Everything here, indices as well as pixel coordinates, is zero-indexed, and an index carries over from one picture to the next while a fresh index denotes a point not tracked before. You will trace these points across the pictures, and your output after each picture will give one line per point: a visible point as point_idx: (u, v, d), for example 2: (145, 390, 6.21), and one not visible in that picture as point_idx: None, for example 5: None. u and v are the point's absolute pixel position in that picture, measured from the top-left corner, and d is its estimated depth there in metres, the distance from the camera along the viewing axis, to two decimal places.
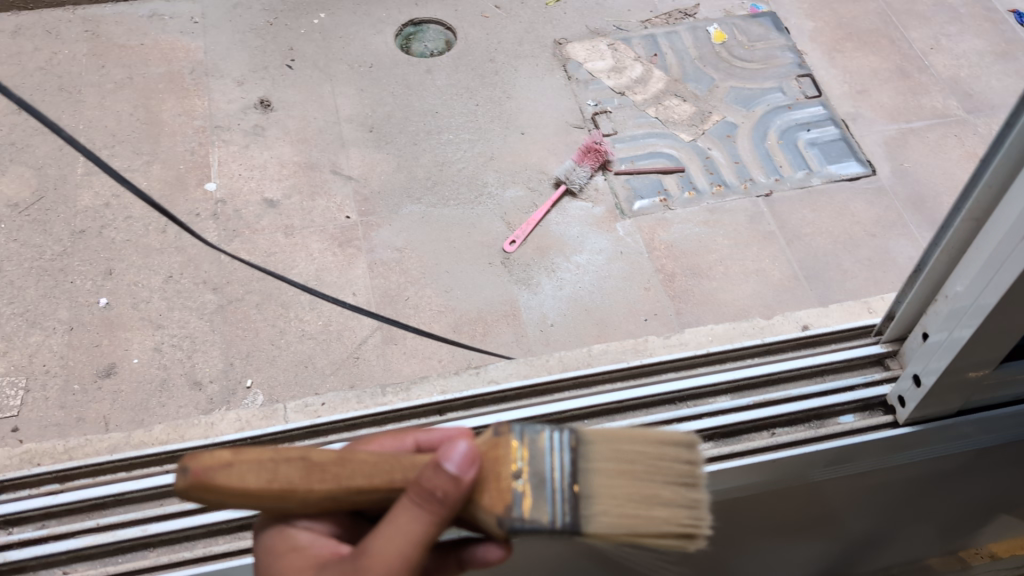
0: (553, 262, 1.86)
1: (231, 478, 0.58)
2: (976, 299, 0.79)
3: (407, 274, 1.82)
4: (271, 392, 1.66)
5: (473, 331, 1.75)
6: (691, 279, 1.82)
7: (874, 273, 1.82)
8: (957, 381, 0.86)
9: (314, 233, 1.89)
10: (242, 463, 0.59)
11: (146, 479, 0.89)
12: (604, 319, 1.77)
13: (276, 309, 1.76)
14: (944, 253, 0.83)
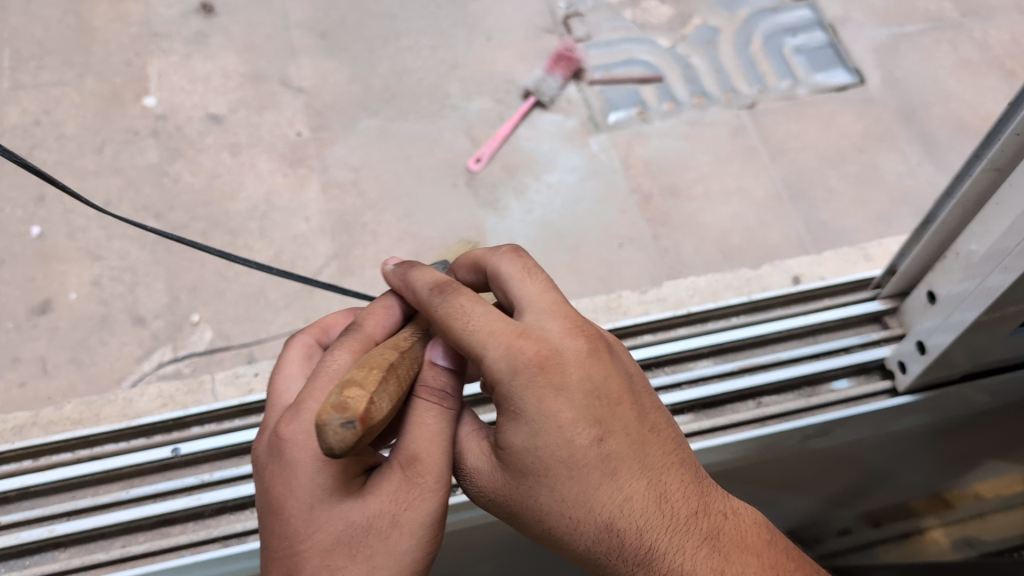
0: (522, 183, 1.74)
1: (384, 401, 0.68)
2: (1000, 257, 0.76)
3: (364, 196, 1.70)
4: (220, 328, 1.56)
5: (437, 261, 1.64)
6: (668, 199, 1.72)
7: (861, 192, 1.72)
8: (965, 338, 0.85)
9: (263, 152, 1.75)
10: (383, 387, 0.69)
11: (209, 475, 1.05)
12: (577, 245, 1.66)
13: (224, 237, 1.65)
14: (960, 205, 0.81)
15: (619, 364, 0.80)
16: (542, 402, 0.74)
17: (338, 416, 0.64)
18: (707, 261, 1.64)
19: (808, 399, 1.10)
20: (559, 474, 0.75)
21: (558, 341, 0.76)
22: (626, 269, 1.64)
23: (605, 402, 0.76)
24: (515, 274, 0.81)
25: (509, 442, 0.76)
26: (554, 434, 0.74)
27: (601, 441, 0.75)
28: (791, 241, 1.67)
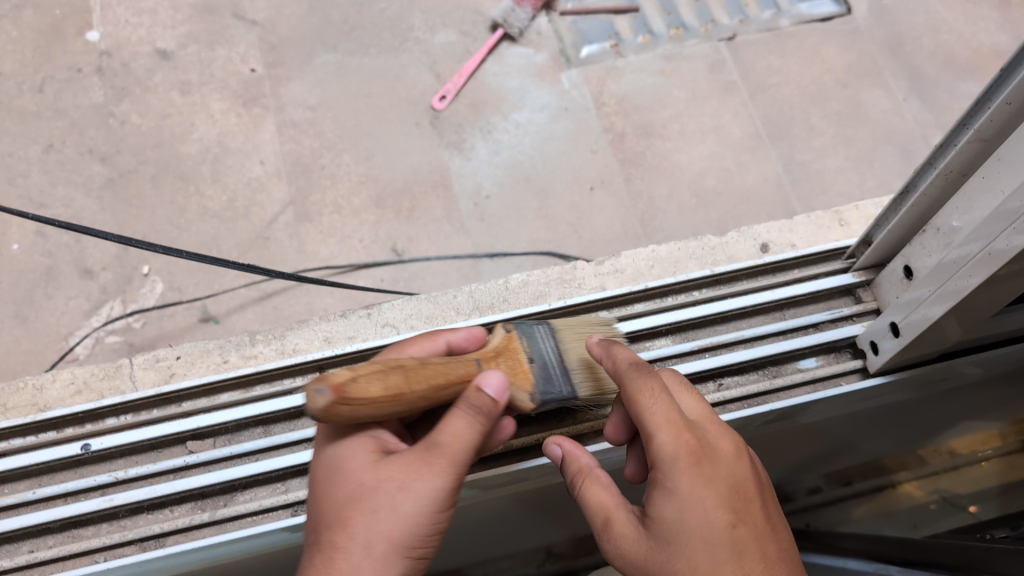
0: (489, 122, 1.65)
1: (359, 388, 0.61)
2: (984, 248, 0.63)
3: (322, 137, 1.62)
4: (172, 279, 1.49)
5: (400, 206, 1.57)
6: (642, 139, 1.64)
7: (843, 131, 1.65)
8: (942, 329, 0.71)
9: (215, 90, 1.66)
10: (365, 376, 0.62)
11: (165, 424, 0.88)
12: (545, 189, 1.59)
13: (174, 182, 1.57)
14: (941, 178, 0.66)
15: (765, 483, 0.72)
16: (688, 487, 0.67)
17: (316, 386, 0.59)
18: (679, 207, 1.58)
19: (773, 379, 0.92)
20: (699, 553, 0.65)
21: (717, 427, 0.72)
22: (596, 214, 1.57)
23: (744, 500, 0.69)
24: (675, 388, 0.77)
25: (652, 520, 0.68)
26: (698, 516, 0.66)
27: (738, 529, 0.66)
28: (768, 184, 1.60)
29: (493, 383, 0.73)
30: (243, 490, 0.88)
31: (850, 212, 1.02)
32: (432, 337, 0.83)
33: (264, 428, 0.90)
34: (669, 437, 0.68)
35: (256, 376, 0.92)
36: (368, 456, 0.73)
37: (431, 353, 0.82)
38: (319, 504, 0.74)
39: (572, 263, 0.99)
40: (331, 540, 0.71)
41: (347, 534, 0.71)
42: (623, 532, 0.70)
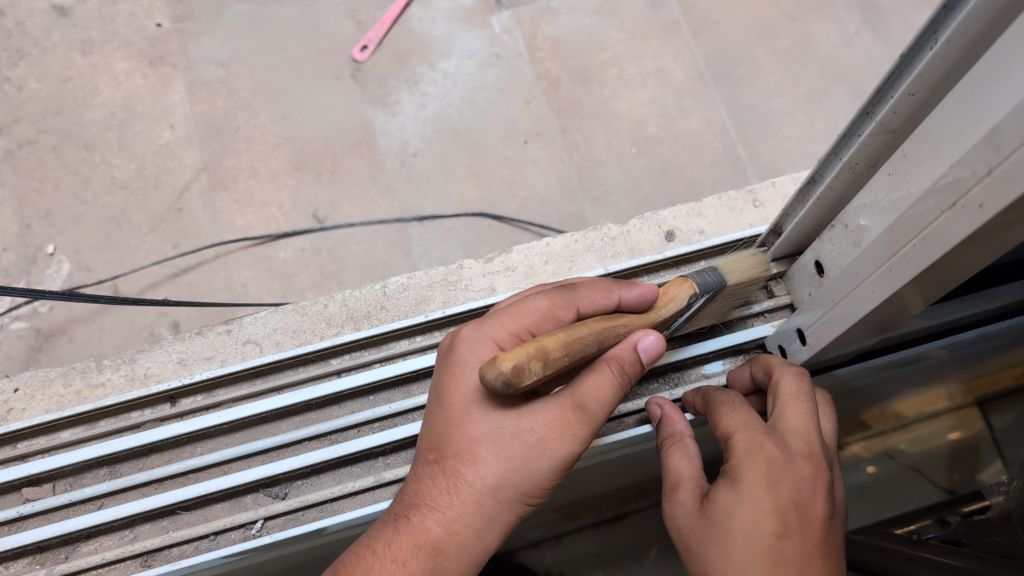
0: (415, 72, 1.54)
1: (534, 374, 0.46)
2: (879, 263, 0.55)
3: (235, 97, 1.51)
4: (80, 258, 1.41)
5: (320, 168, 1.47)
6: (578, 87, 1.52)
7: (792, 69, 1.54)
8: (854, 336, 0.64)
9: (118, 49, 1.54)
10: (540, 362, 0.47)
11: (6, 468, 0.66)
12: (477, 144, 1.49)
13: (78, 151, 1.47)
14: (847, 171, 0.58)
15: (840, 524, 0.55)
16: (745, 479, 0.53)
17: (500, 373, 0.45)
18: (618, 158, 1.48)
19: (674, 389, 0.75)
20: (729, 549, 0.51)
21: (808, 436, 0.56)
22: (530, 169, 1.48)
23: (803, 520, 0.52)
24: (784, 394, 0.59)
25: (707, 504, 0.55)
26: (745, 511, 0.52)
27: (784, 541, 0.51)
28: (712, 130, 1.50)
29: (650, 342, 0.58)
30: (86, 540, 0.65)
31: (766, 191, 0.93)
32: (597, 282, 0.60)
33: (112, 468, 0.67)
34: (748, 434, 0.56)
35: (106, 410, 0.69)
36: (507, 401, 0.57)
37: (594, 308, 0.60)
38: (433, 435, 0.59)
39: (456, 262, 0.88)
40: (440, 487, 0.57)
41: (458, 482, 0.57)
42: (682, 505, 0.57)
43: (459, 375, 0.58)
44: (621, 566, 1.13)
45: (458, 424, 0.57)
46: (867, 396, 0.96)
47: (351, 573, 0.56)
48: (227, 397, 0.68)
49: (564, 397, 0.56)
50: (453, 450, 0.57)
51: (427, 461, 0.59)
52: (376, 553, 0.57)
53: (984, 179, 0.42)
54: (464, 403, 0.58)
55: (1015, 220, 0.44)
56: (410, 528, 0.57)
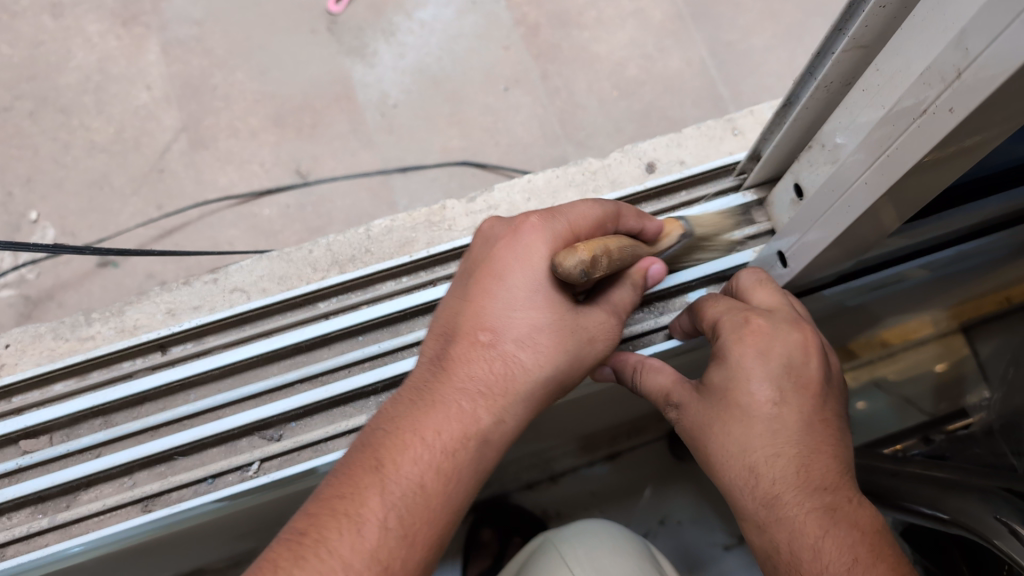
0: (391, 22, 1.53)
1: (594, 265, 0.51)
2: (854, 182, 0.55)
3: (210, 55, 1.49)
4: (64, 223, 1.40)
5: (301, 124, 1.46)
6: (557, 30, 1.51)
7: (771, 4, 1.53)
8: (834, 255, 0.64)
9: (90, 10, 1.52)
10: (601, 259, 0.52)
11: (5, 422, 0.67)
12: (457, 92, 1.48)
13: (55, 116, 1.46)
14: (822, 90, 0.59)
15: (834, 385, 0.61)
16: (736, 354, 0.59)
17: (582, 263, 0.50)
18: (600, 101, 1.47)
19: (660, 319, 0.74)
20: (730, 425, 0.58)
21: (787, 309, 0.62)
22: (513, 116, 1.47)
23: (797, 388, 0.58)
24: (745, 287, 0.66)
25: (704, 388, 0.61)
26: (740, 387, 0.58)
27: (780, 410, 0.57)
28: (693, 69, 1.49)
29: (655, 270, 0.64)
30: (86, 489, 0.65)
31: (744, 120, 0.94)
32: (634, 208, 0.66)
33: (106, 419, 0.68)
34: (731, 315, 0.62)
35: (102, 363, 0.69)
36: (568, 296, 0.59)
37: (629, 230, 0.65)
38: (484, 317, 0.59)
39: (439, 203, 0.88)
40: (492, 375, 0.58)
41: (510, 370, 0.58)
42: (681, 398, 0.62)
43: (522, 263, 0.59)
44: (616, 502, 1.15)
45: (521, 313, 0.58)
46: (854, 323, 0.97)
47: (391, 452, 0.56)
48: (217, 344, 0.69)
49: (604, 306, 0.62)
50: (512, 337, 0.59)
51: (476, 342, 0.59)
52: (418, 435, 0.57)
53: (953, 84, 0.43)
54: (529, 292, 0.59)
55: (985, 124, 0.45)
56: (457, 413, 0.57)
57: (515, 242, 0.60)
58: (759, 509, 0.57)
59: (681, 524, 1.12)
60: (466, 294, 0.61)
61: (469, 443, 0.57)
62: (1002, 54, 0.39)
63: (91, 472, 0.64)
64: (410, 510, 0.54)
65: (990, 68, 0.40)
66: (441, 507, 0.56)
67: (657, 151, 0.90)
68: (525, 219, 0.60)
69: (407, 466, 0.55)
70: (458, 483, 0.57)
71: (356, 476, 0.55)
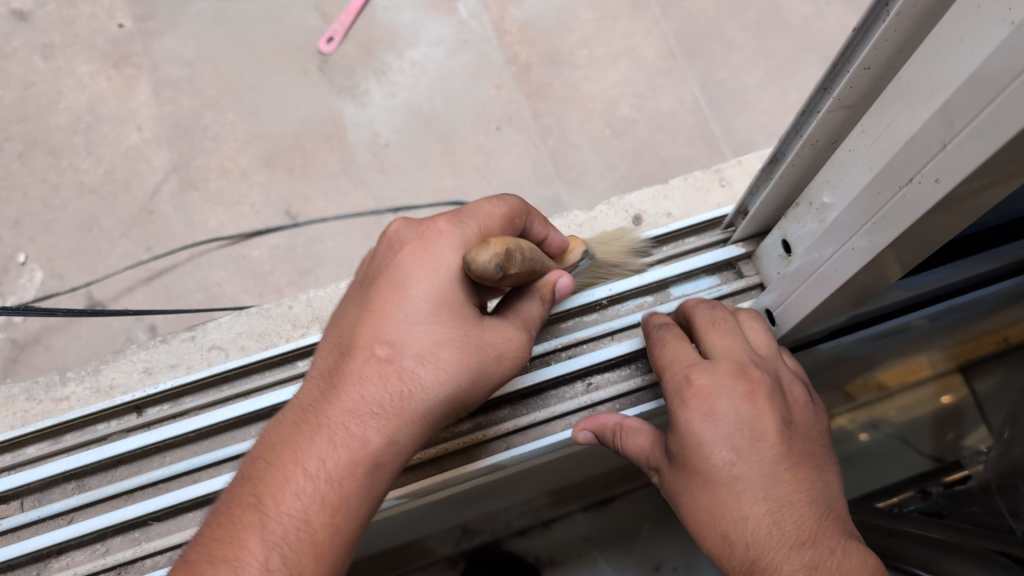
0: (382, 62, 1.52)
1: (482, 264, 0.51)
2: (844, 243, 0.54)
3: (201, 95, 1.49)
4: (51, 265, 1.39)
5: (291, 164, 1.45)
6: (549, 69, 1.51)
7: (763, 42, 1.52)
8: (824, 312, 0.63)
9: (81, 51, 1.52)
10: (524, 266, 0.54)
11: None
12: (448, 131, 1.47)
13: (44, 157, 1.45)
14: (808, 147, 0.57)
15: (797, 423, 0.60)
16: (683, 420, 0.58)
17: (494, 258, 0.50)
18: (594, 140, 1.46)
19: (647, 374, 0.71)
20: (697, 493, 0.57)
21: (736, 354, 0.61)
22: (505, 155, 1.46)
23: (754, 442, 0.57)
24: (700, 328, 0.65)
25: (672, 456, 0.60)
26: (697, 453, 0.57)
27: (739, 467, 0.56)
28: (685, 107, 1.48)
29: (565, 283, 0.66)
30: (57, 556, 0.64)
31: (732, 170, 0.93)
32: (541, 213, 0.67)
33: (79, 482, 0.66)
34: (679, 369, 0.61)
35: (74, 425, 0.67)
36: (470, 308, 0.59)
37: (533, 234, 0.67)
38: (383, 329, 0.58)
39: None
40: (387, 392, 0.57)
41: (406, 387, 0.57)
42: (660, 473, 0.61)
43: (424, 271, 0.58)
44: (610, 550, 1.12)
45: (422, 326, 0.58)
46: (849, 369, 0.96)
47: (272, 488, 0.54)
48: (194, 405, 0.68)
49: (514, 321, 0.63)
50: (411, 353, 0.58)
51: (374, 356, 0.58)
52: (302, 465, 0.55)
53: (938, 154, 0.42)
54: (431, 304, 0.58)
55: (972, 193, 0.44)
56: (346, 437, 0.56)
57: (426, 243, 0.59)
58: (743, 575, 0.54)
59: (677, 570, 1.10)
60: (366, 303, 0.59)
61: (354, 469, 0.55)
62: (990, 125, 0.38)
63: (63, 538, 0.62)
64: (294, 549, 0.53)
65: (976, 139, 0.39)
66: (329, 539, 0.54)
67: (644, 200, 0.89)
68: (435, 224, 0.60)
69: (290, 501, 0.54)
70: (350, 512, 0.55)
71: (236, 516, 0.54)
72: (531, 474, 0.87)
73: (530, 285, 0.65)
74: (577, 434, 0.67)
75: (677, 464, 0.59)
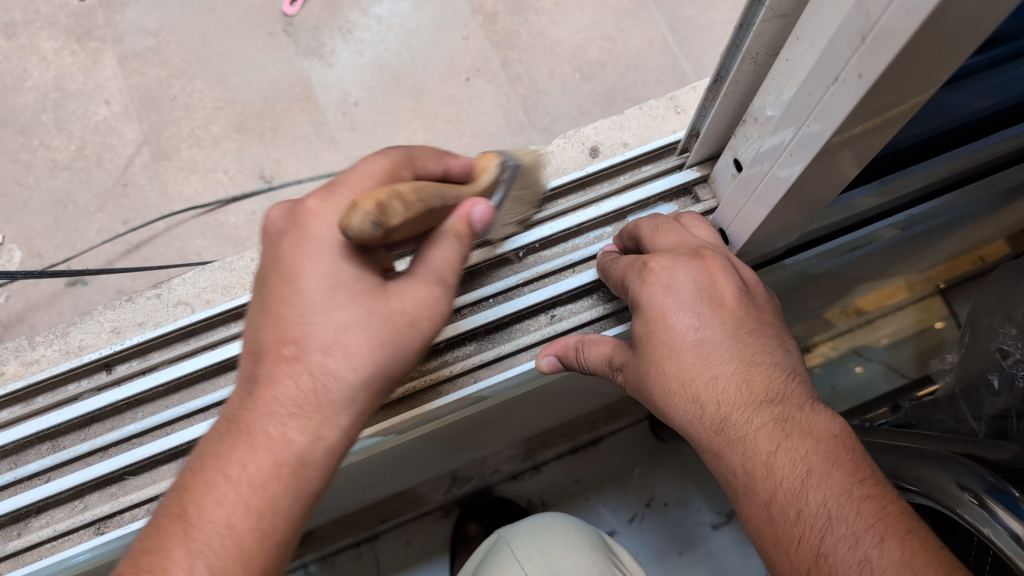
0: (348, 20, 1.51)
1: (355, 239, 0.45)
2: (787, 152, 0.54)
3: (168, 65, 1.48)
4: (30, 244, 1.40)
5: (262, 128, 1.45)
6: (515, 16, 1.49)
7: None
8: (777, 224, 0.64)
9: (43, 28, 1.50)
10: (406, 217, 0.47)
11: None
12: (417, 86, 1.47)
13: (15, 137, 1.44)
14: (748, 61, 0.57)
15: (754, 295, 0.62)
16: (645, 296, 0.60)
17: (368, 220, 0.44)
18: (563, 86, 1.45)
19: (609, 302, 0.72)
20: (663, 362, 0.58)
21: (690, 244, 0.63)
22: (475, 107, 1.45)
23: (714, 309, 0.59)
24: (645, 235, 0.66)
25: (634, 340, 0.61)
26: (659, 324, 0.59)
27: (702, 331, 0.58)
28: (654, 48, 1.48)
29: (480, 211, 0.57)
30: (37, 515, 0.65)
31: (688, 96, 0.94)
32: (430, 147, 0.62)
33: (54, 442, 0.67)
34: (630, 261, 0.63)
35: (46, 387, 0.68)
36: (372, 280, 0.55)
37: (426, 171, 0.61)
38: (287, 327, 0.54)
39: None
40: (301, 391, 0.54)
41: (320, 382, 0.55)
42: (624, 365, 0.62)
43: (313, 260, 0.54)
44: (600, 489, 1.14)
45: (323, 314, 0.54)
46: (822, 290, 0.97)
47: (197, 498, 0.54)
48: (162, 360, 0.69)
49: (423, 277, 0.57)
50: (318, 345, 0.54)
51: (283, 357, 0.54)
52: (224, 473, 0.54)
53: (860, 48, 0.42)
54: (327, 289, 0.54)
55: (897, 88, 0.44)
56: (265, 441, 0.54)
57: (303, 232, 0.54)
58: (710, 436, 0.56)
59: (667, 505, 1.12)
60: (262, 304, 0.56)
61: (284, 471, 0.54)
62: (901, 16, 0.38)
63: (42, 498, 0.64)
64: (222, 556, 0.52)
65: (892, 32, 0.39)
66: (260, 543, 0.54)
67: (600, 129, 0.89)
68: (306, 204, 0.55)
69: (213, 508, 0.53)
70: (276, 514, 0.54)
71: (164, 529, 0.54)
72: (509, 412, 0.89)
73: (435, 230, 0.57)
74: (541, 360, 0.68)
75: (639, 341, 0.60)
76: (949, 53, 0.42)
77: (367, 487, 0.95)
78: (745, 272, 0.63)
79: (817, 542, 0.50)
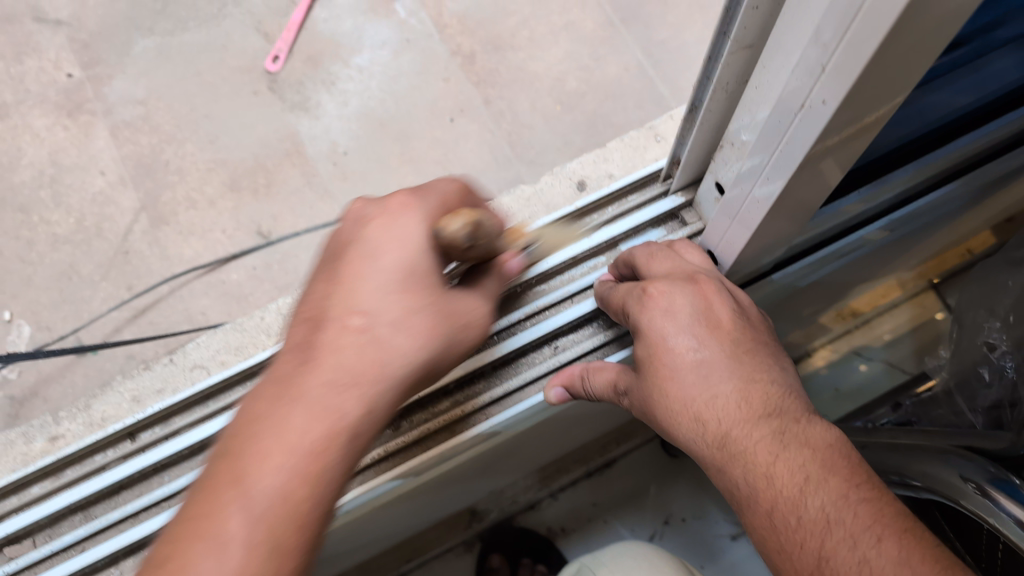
0: (330, 72, 1.55)
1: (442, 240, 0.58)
2: (765, 174, 0.57)
3: (158, 131, 1.51)
4: (38, 317, 1.41)
5: (256, 185, 1.48)
6: (492, 55, 1.53)
7: None
8: (764, 241, 0.67)
9: (35, 105, 1.53)
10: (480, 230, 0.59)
11: None
12: (403, 131, 1.50)
13: (15, 215, 1.47)
14: (720, 90, 0.60)
15: (749, 317, 0.64)
16: (646, 324, 0.63)
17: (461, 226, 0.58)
18: (546, 118, 1.49)
19: (608, 330, 0.76)
20: (664, 384, 0.61)
21: (685, 270, 0.66)
22: (462, 146, 1.48)
23: (712, 331, 0.62)
24: (640, 261, 0.68)
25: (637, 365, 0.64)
26: (660, 348, 0.62)
27: (702, 352, 0.60)
28: (630, 73, 1.51)
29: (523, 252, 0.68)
30: None
31: (668, 125, 0.97)
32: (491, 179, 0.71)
33: (86, 513, 0.69)
34: (627, 288, 0.66)
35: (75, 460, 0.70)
36: (438, 277, 0.62)
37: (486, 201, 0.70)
38: (356, 303, 0.59)
39: None
40: (365, 359, 0.57)
41: (382, 355, 0.58)
42: (629, 390, 0.65)
43: (392, 243, 0.61)
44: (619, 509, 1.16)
45: (391, 295, 0.60)
46: (815, 297, 0.99)
47: (249, 451, 0.53)
48: (183, 425, 0.71)
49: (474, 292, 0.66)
50: (386, 320, 0.59)
51: (347, 326, 0.58)
52: (280, 427, 0.53)
53: (822, 76, 0.45)
54: (402, 274, 0.60)
55: (859, 110, 0.47)
56: (328, 403, 0.55)
57: (391, 218, 0.61)
58: (713, 452, 0.58)
59: (686, 520, 1.14)
60: (335, 278, 0.61)
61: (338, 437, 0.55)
62: (855, 45, 0.41)
63: (79, 567, 0.66)
64: (272, 508, 0.51)
65: (848, 58, 0.42)
66: (306, 503, 0.53)
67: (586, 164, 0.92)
68: (393, 200, 0.63)
69: (268, 465, 0.52)
70: (324, 481, 0.54)
71: (216, 484, 0.52)
72: (523, 445, 0.92)
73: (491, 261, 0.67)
74: (548, 392, 0.70)
75: (642, 367, 0.63)
76: (904, 73, 0.45)
77: (392, 529, 0.97)
78: (738, 294, 0.66)
79: (818, 545, 0.51)
